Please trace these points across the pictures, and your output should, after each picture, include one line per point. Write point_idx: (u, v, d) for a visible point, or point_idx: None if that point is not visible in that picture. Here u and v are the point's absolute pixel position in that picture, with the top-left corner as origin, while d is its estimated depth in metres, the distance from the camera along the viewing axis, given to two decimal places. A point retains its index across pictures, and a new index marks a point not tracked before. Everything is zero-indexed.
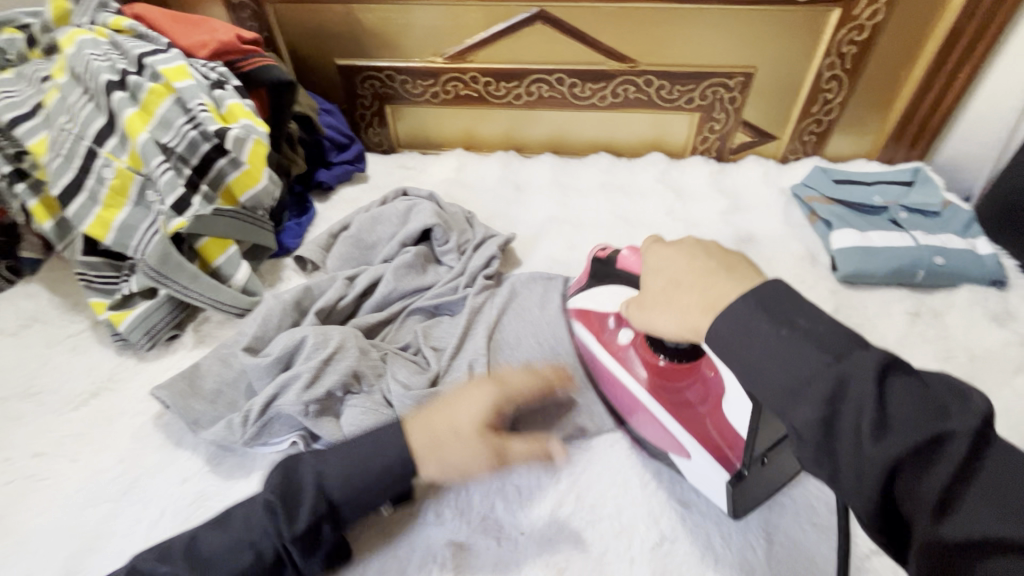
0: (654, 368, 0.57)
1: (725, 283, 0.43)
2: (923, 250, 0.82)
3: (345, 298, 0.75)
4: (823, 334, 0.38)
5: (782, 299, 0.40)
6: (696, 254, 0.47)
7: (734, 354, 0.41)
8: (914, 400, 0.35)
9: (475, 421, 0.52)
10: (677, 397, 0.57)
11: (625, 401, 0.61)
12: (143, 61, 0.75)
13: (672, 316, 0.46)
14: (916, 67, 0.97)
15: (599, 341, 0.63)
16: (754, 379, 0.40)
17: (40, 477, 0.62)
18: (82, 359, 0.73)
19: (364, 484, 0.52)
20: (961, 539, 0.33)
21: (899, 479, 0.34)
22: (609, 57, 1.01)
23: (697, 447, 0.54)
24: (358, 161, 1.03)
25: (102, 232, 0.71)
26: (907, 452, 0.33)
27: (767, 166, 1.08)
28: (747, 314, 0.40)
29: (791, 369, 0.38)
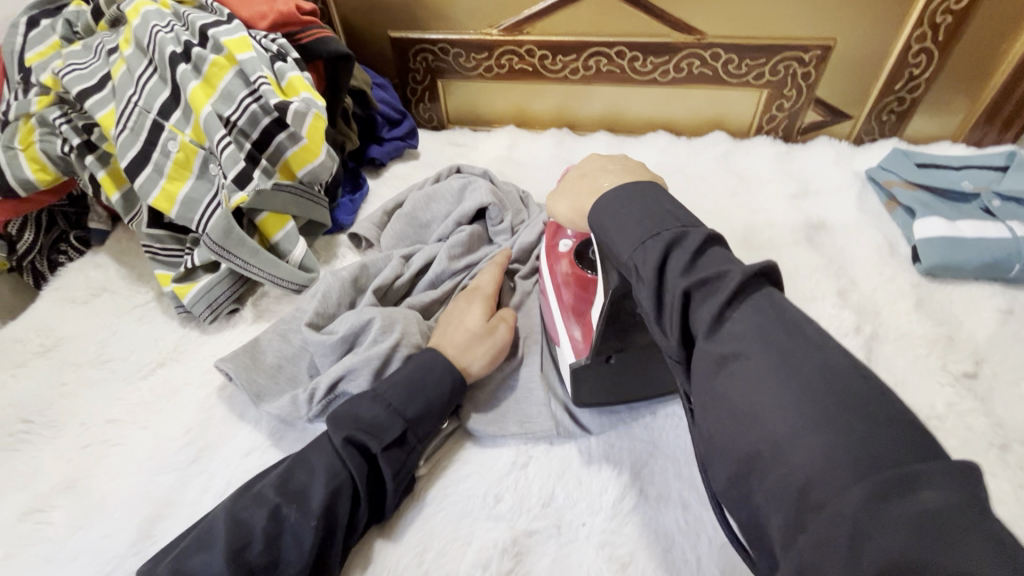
0: (578, 278, 0.61)
1: (612, 177, 0.52)
2: (1021, 242, 0.75)
3: (401, 277, 0.74)
4: (679, 217, 0.43)
5: (654, 189, 0.47)
6: (613, 163, 0.56)
7: (601, 222, 0.47)
8: (727, 262, 0.40)
9: (482, 319, 0.64)
10: (580, 304, 0.61)
11: (541, 299, 0.67)
12: (205, 32, 0.75)
13: (570, 204, 0.54)
14: (1019, 39, 0.88)
15: (547, 246, 0.67)
16: (620, 226, 0.45)
17: (113, 442, 0.64)
18: (149, 330, 0.75)
19: (421, 399, 0.57)
20: (743, 391, 0.35)
21: (701, 322, 0.38)
22: (674, 30, 0.95)
23: (562, 339, 0.61)
24: (410, 137, 1.01)
25: (167, 205, 0.72)
26: (716, 299, 0.37)
27: (840, 147, 1.01)
28: (627, 197, 0.46)
29: (647, 227, 0.43)
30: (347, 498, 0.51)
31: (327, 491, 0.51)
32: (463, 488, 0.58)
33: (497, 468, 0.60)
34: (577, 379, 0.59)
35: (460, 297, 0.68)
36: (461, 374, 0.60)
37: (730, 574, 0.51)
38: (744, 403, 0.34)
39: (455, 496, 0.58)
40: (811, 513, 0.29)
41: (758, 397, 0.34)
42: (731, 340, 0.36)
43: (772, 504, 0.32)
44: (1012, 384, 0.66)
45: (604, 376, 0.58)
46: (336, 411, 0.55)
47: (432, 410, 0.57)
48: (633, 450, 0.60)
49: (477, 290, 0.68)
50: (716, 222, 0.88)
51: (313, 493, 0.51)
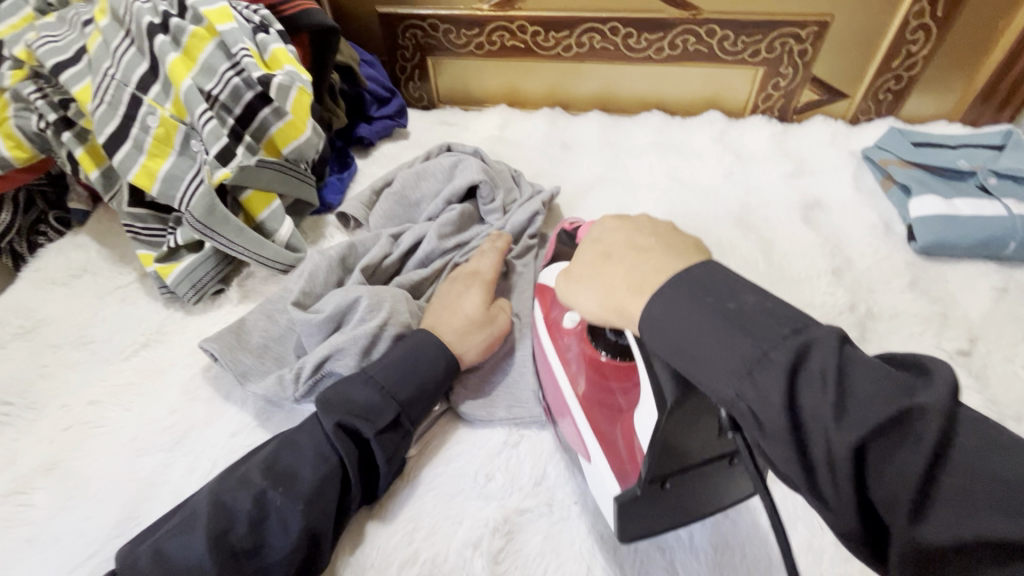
0: (591, 361, 0.54)
1: (643, 260, 0.43)
2: (1015, 219, 0.75)
3: (390, 257, 0.73)
4: (752, 313, 0.35)
5: (710, 279, 0.38)
6: (635, 233, 0.47)
7: (662, 335, 0.38)
8: (785, 324, 0.34)
9: (481, 306, 0.63)
10: (604, 395, 0.53)
11: (555, 398, 0.57)
12: (184, 3, 0.72)
13: (598, 290, 0.45)
14: (1018, 16, 0.87)
15: (545, 321, 0.60)
16: (693, 361, 0.36)
17: (96, 424, 0.63)
18: (132, 311, 0.73)
19: (415, 382, 0.56)
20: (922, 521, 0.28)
21: (821, 426, 0.31)
22: (669, 5, 0.93)
23: (597, 452, 0.50)
24: (400, 116, 0.99)
25: (148, 182, 0.69)
26: (831, 395, 0.31)
27: (836, 127, 0.99)
28: (677, 296, 0.38)
29: (735, 346, 0.34)
30: (336, 484, 0.50)
31: (316, 478, 0.50)
32: (453, 467, 0.58)
33: (488, 446, 0.59)
34: (623, 513, 0.45)
35: (457, 280, 0.67)
36: (456, 359, 0.59)
37: (722, 549, 0.51)
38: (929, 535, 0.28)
39: (445, 475, 0.57)
40: None
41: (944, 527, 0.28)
42: (880, 462, 0.30)
43: None
44: (1005, 362, 0.66)
45: (656, 508, 0.45)
46: (325, 394, 0.53)
47: (425, 393, 0.56)
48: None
49: (476, 275, 0.66)
50: (711, 202, 0.87)
51: (300, 476, 0.50)
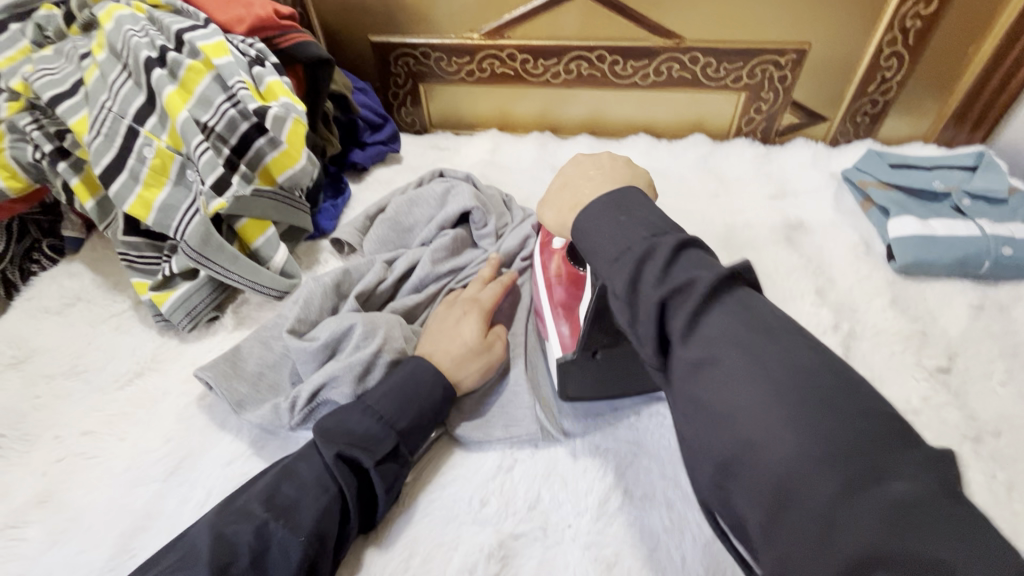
0: (571, 276, 0.64)
1: (594, 187, 0.53)
2: (989, 239, 0.77)
3: (384, 282, 0.74)
4: (648, 222, 0.44)
5: (632, 200, 0.47)
6: (596, 168, 0.55)
7: (587, 240, 0.47)
8: (698, 264, 0.41)
9: (479, 334, 0.64)
10: (569, 298, 0.64)
11: (534, 293, 0.71)
12: (181, 37, 0.74)
13: (553, 210, 0.55)
14: (985, 44, 0.91)
15: (540, 242, 0.70)
16: (593, 240, 0.46)
17: (90, 455, 0.63)
18: (126, 339, 0.73)
19: (413, 411, 0.57)
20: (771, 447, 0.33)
21: (718, 380, 0.37)
22: (653, 34, 0.96)
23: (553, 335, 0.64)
24: (392, 141, 1.01)
25: (143, 212, 0.70)
26: (722, 346, 0.37)
27: (817, 149, 1.03)
28: (604, 209, 0.46)
29: (620, 240, 0.44)
30: (336, 515, 0.51)
31: (316, 510, 0.50)
32: (448, 493, 0.58)
33: (483, 471, 0.60)
34: (566, 372, 0.61)
35: (455, 304, 0.68)
36: (452, 387, 0.60)
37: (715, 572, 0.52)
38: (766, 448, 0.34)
39: (440, 500, 0.58)
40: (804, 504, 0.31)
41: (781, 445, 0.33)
42: (734, 384, 0.36)
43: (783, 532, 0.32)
44: (983, 378, 0.68)
45: (592, 371, 0.60)
46: (323, 424, 0.54)
47: (423, 421, 0.57)
48: (620, 450, 0.60)
49: (475, 303, 0.67)
50: (699, 224, 0.89)
51: (299, 505, 0.50)
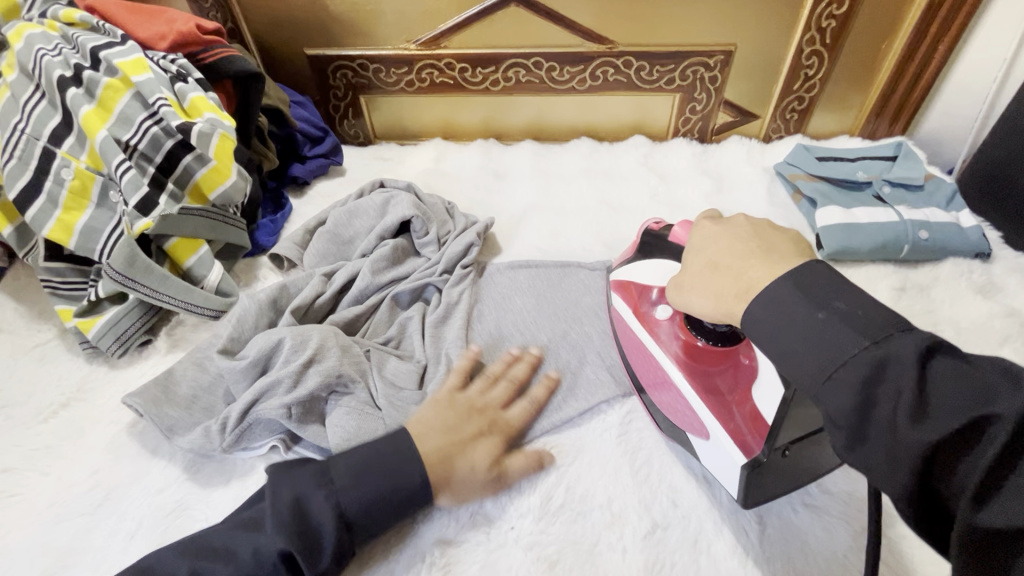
0: (689, 348, 0.57)
1: (763, 268, 0.44)
2: (907, 224, 0.81)
3: (322, 295, 0.73)
4: (864, 318, 0.38)
5: (815, 278, 0.42)
6: (738, 240, 0.48)
7: (762, 331, 0.42)
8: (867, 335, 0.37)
9: (490, 462, 0.56)
10: (705, 378, 0.55)
11: (648, 372, 0.60)
12: (97, 54, 0.71)
13: (708, 297, 0.47)
14: (896, 40, 0.96)
15: (635, 309, 0.62)
16: (792, 359, 0.40)
17: (10, 494, 0.59)
18: (50, 370, 0.70)
19: (382, 503, 0.52)
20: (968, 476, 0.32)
21: (897, 409, 0.35)
22: (586, 39, 0.98)
23: (715, 429, 0.53)
24: (334, 154, 1.00)
25: (64, 236, 0.68)
26: (898, 378, 0.35)
27: (750, 146, 1.07)
28: (786, 296, 0.41)
29: (837, 344, 0.38)
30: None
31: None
32: None
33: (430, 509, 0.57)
34: (750, 480, 0.50)
35: (481, 415, 0.59)
36: (433, 485, 0.53)
37: (655, 562, 0.52)
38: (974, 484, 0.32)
39: None
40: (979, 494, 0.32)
41: (988, 481, 0.32)
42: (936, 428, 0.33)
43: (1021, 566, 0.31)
44: None
45: (776, 471, 0.50)
46: (277, 509, 0.49)
47: (390, 513, 0.52)
48: (568, 456, 0.60)
49: (497, 423, 0.59)
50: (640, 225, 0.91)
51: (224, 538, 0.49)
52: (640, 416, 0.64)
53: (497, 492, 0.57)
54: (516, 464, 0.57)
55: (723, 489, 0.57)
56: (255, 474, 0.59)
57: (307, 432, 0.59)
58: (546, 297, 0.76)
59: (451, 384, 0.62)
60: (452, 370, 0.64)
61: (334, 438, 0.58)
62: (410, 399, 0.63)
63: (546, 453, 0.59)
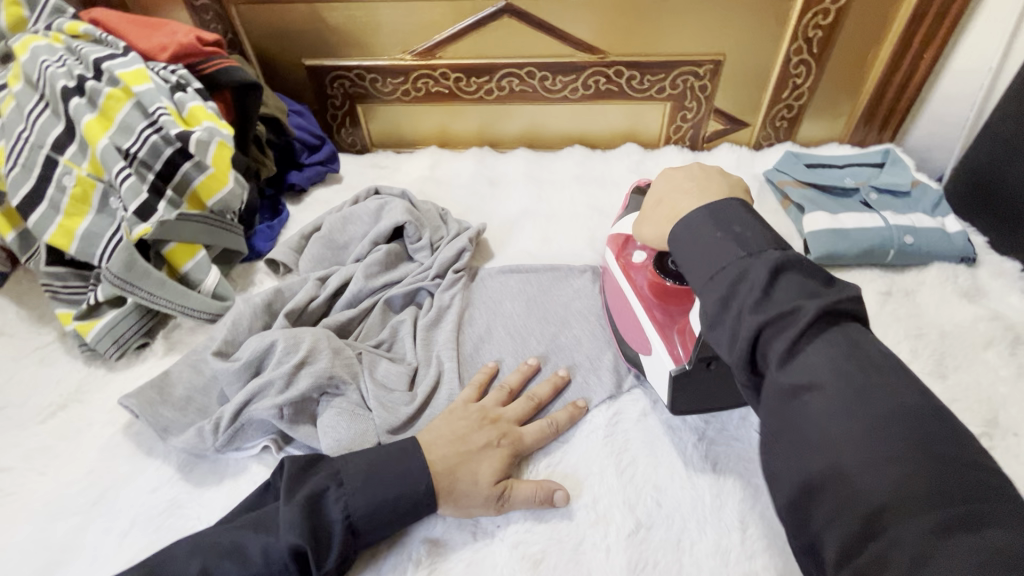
0: (658, 288, 0.65)
1: (691, 199, 0.54)
2: (892, 229, 0.82)
3: (316, 299, 0.74)
4: (751, 238, 0.45)
5: (733, 212, 0.47)
6: (680, 178, 0.58)
7: (682, 248, 0.48)
8: (804, 292, 0.41)
9: (496, 478, 0.56)
10: (665, 314, 0.63)
11: (619, 310, 0.70)
12: (100, 65, 0.74)
13: (653, 226, 0.57)
14: (882, 49, 0.98)
15: (618, 258, 0.72)
16: (689, 257, 0.47)
17: (8, 492, 0.61)
18: (50, 372, 0.72)
19: (384, 512, 0.52)
20: (820, 421, 0.38)
21: (772, 354, 0.40)
22: (578, 49, 1.00)
23: (656, 345, 0.61)
24: (331, 161, 1.02)
25: (65, 241, 0.69)
26: (790, 331, 0.39)
27: (741, 153, 1.08)
28: (703, 221, 0.47)
29: (723, 256, 0.45)
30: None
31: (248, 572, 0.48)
32: None
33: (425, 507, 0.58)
34: (678, 384, 0.59)
35: (493, 425, 0.60)
36: (437, 496, 0.54)
37: (637, 559, 0.53)
38: (822, 432, 0.37)
39: None
40: (825, 449, 0.37)
41: (835, 429, 0.37)
42: (801, 373, 0.39)
43: (817, 511, 0.37)
44: None
45: (704, 383, 0.59)
46: (292, 505, 0.50)
47: (395, 519, 0.53)
48: (565, 465, 0.61)
49: (516, 438, 0.60)
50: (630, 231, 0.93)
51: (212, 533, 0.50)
52: (626, 419, 0.64)
53: (501, 512, 0.56)
54: (524, 486, 0.56)
55: (708, 491, 0.58)
56: (247, 475, 0.60)
57: (298, 432, 0.60)
58: (536, 300, 0.77)
59: (468, 397, 0.64)
60: (470, 382, 0.66)
61: (325, 440, 0.60)
62: (400, 400, 0.65)
63: (558, 491, 0.57)
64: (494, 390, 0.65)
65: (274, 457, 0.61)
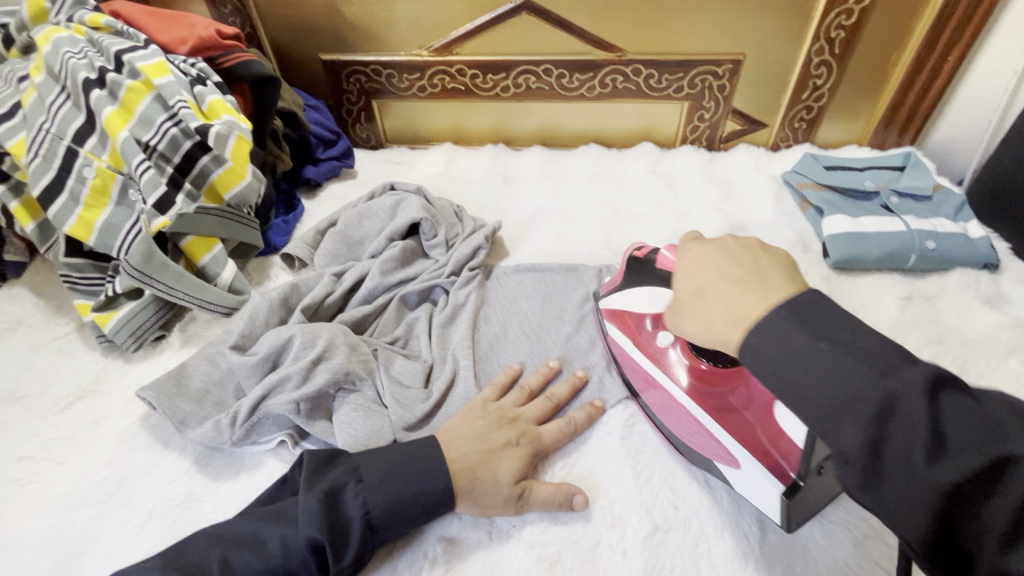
0: (697, 371, 0.58)
1: (753, 295, 0.42)
2: (914, 234, 0.81)
3: (332, 295, 0.74)
4: (856, 344, 0.37)
5: (820, 314, 0.39)
6: (728, 263, 0.47)
7: (766, 365, 0.39)
8: (877, 370, 0.36)
9: (515, 479, 0.55)
10: (716, 400, 0.57)
11: (663, 404, 0.61)
12: (121, 58, 0.74)
13: (700, 322, 0.46)
14: (906, 51, 0.97)
15: (634, 339, 0.65)
16: (785, 376, 0.38)
17: (26, 481, 0.61)
18: (68, 362, 0.72)
19: (402, 510, 0.52)
20: (993, 515, 0.31)
21: (905, 461, 0.33)
22: (596, 47, 1.00)
23: (745, 455, 0.53)
24: (346, 157, 1.02)
25: (84, 233, 0.70)
26: (903, 429, 0.33)
27: (758, 154, 1.07)
28: (785, 328, 0.39)
29: (837, 389, 0.36)
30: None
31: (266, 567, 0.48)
32: None
33: None
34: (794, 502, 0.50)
35: (511, 424, 0.60)
36: (456, 495, 0.54)
37: (656, 565, 0.53)
38: (1002, 525, 0.31)
39: None
40: (1011, 543, 0.31)
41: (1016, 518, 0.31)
42: (950, 471, 0.32)
43: None
44: None
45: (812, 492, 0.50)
46: (312, 501, 0.50)
47: (413, 516, 0.52)
48: (577, 461, 0.61)
49: (536, 443, 0.59)
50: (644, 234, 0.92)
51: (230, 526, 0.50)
52: (643, 421, 0.64)
53: (519, 513, 0.56)
54: (545, 490, 0.56)
55: (725, 495, 0.57)
56: (263, 469, 0.60)
57: (314, 428, 0.60)
58: (552, 300, 0.77)
59: (488, 396, 0.63)
60: (491, 382, 0.65)
61: (342, 435, 0.60)
62: (416, 398, 0.64)
63: (576, 493, 0.57)
64: (513, 391, 0.64)
65: (290, 451, 0.62)
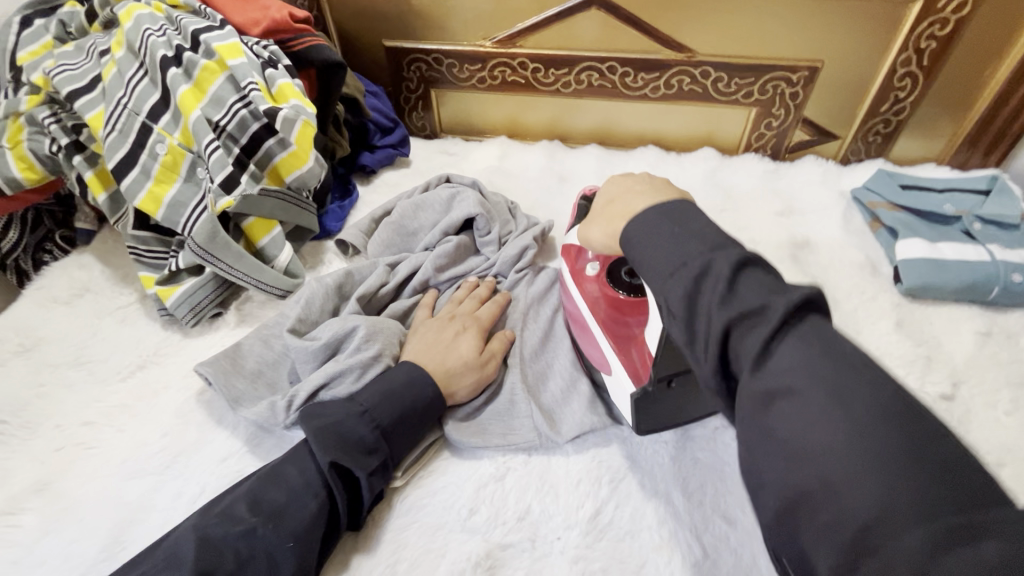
0: (611, 300, 0.64)
1: (643, 198, 0.50)
2: (999, 265, 0.76)
3: (386, 285, 0.74)
4: (711, 233, 0.42)
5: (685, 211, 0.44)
6: (637, 181, 0.54)
7: (634, 249, 0.45)
8: (768, 288, 0.37)
9: (477, 350, 0.64)
10: (619, 325, 0.62)
11: (576, 320, 0.67)
12: (197, 37, 0.75)
13: (601, 226, 0.54)
14: (1003, 66, 0.90)
15: (571, 269, 0.69)
16: (647, 259, 0.44)
17: (89, 446, 0.63)
18: (129, 332, 0.74)
19: (407, 418, 0.58)
20: (797, 429, 0.34)
21: (744, 354, 0.36)
22: (665, 47, 0.96)
23: (615, 362, 0.59)
24: (402, 145, 1.02)
25: (153, 207, 0.72)
26: (757, 333, 0.36)
27: (827, 167, 1.02)
28: (656, 223, 0.44)
29: (675, 253, 0.41)
30: (324, 519, 0.52)
31: (299, 519, 0.51)
32: (439, 500, 0.58)
33: (476, 481, 0.59)
34: (639, 409, 0.56)
35: (454, 320, 0.68)
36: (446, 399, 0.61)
37: None
38: (799, 438, 0.33)
39: (431, 507, 0.57)
40: (791, 445, 0.34)
41: (812, 435, 0.33)
42: (779, 376, 0.35)
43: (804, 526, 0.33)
44: (988, 406, 0.66)
45: (664, 402, 0.56)
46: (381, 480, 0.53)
47: (416, 426, 0.58)
48: (615, 464, 0.60)
49: (475, 321, 0.68)
50: None
51: (289, 513, 0.51)
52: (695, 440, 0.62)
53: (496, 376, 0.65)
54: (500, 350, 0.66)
55: None
56: None
57: None
58: None
59: (423, 315, 0.71)
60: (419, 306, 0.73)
61: None
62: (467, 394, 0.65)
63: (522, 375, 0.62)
64: (467, 300, 0.72)
65: None
